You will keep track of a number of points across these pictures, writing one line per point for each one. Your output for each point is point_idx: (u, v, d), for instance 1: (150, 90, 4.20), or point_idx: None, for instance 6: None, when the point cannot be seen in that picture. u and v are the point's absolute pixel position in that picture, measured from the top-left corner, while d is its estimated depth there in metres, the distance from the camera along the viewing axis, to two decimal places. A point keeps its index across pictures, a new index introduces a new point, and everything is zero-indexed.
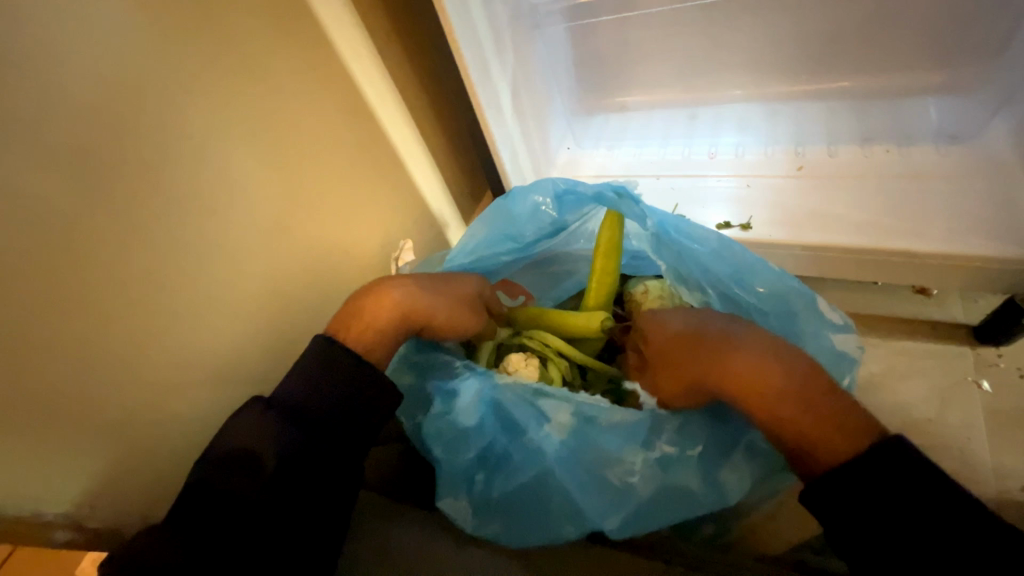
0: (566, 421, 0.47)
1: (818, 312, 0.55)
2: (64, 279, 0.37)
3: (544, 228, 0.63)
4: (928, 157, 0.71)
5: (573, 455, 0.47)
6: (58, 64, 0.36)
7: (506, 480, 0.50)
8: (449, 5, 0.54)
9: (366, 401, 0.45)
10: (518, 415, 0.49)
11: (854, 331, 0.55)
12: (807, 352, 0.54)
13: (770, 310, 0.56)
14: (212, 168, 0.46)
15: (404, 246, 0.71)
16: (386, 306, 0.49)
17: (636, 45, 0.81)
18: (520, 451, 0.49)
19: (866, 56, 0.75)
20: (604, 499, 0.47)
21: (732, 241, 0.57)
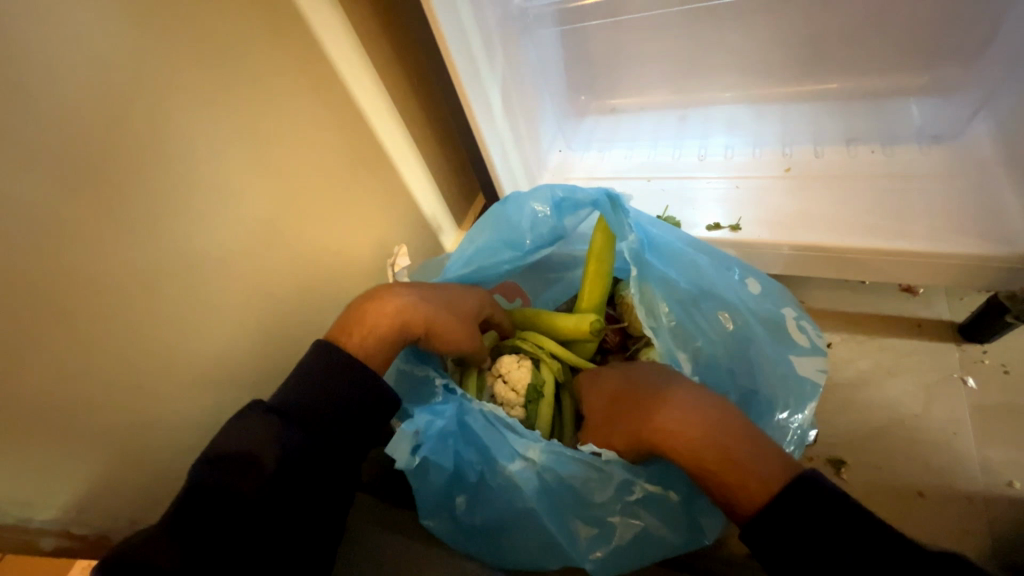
0: (536, 456, 0.49)
1: (788, 334, 0.58)
2: (47, 284, 0.36)
3: (544, 235, 0.64)
4: (912, 157, 0.71)
5: (545, 486, 0.50)
6: (41, 65, 0.35)
7: (483, 507, 0.52)
8: (439, 7, 0.53)
9: (367, 404, 0.45)
10: (492, 445, 0.51)
11: (816, 353, 0.57)
12: (771, 373, 0.56)
13: (734, 335, 0.58)
14: (201, 172, 0.46)
15: (398, 251, 0.72)
16: (385, 312, 0.49)
17: (626, 48, 0.82)
18: (495, 482, 0.51)
19: (851, 58, 0.76)
20: (566, 533, 0.51)
21: (697, 264, 0.59)
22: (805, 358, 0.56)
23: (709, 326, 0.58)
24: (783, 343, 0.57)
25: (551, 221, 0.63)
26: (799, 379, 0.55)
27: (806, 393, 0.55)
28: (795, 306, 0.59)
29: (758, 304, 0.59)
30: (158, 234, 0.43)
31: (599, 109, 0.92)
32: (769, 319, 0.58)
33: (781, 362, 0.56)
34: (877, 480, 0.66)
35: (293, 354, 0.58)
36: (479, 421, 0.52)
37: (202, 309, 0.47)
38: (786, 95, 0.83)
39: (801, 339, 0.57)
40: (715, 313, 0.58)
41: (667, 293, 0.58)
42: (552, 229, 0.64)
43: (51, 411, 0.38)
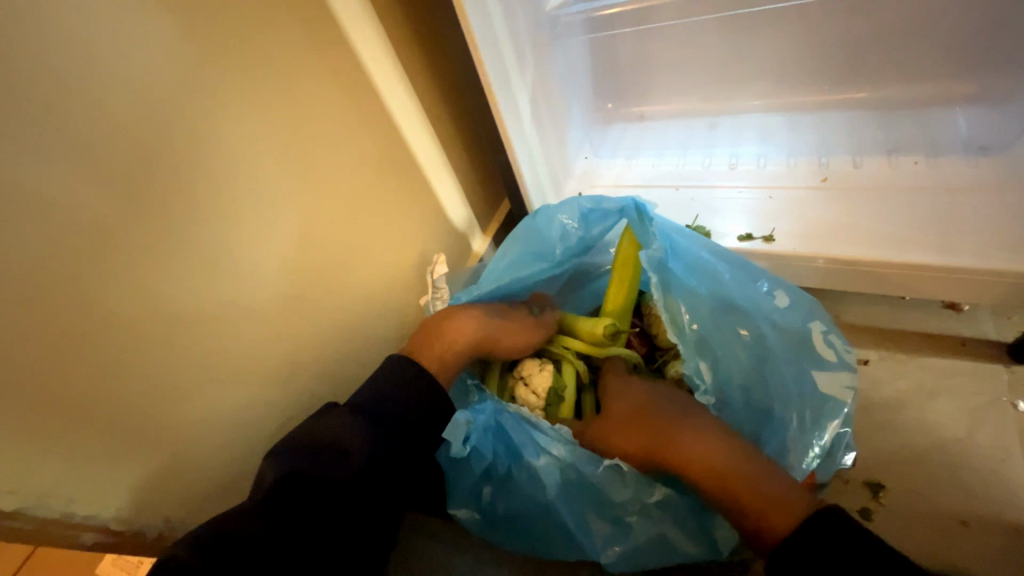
0: (561, 452, 0.50)
1: (815, 350, 0.56)
2: (92, 284, 0.38)
3: (571, 245, 0.64)
4: (957, 168, 0.69)
5: (569, 481, 0.51)
6: (92, 74, 0.36)
7: (509, 498, 0.54)
8: (472, 16, 0.54)
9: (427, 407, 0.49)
10: (519, 441, 0.52)
11: (843, 372, 0.54)
12: (790, 390, 0.54)
13: (754, 350, 0.56)
14: (238, 177, 0.47)
15: (436, 256, 0.71)
16: (461, 335, 0.55)
17: (656, 56, 0.81)
18: (522, 474, 0.53)
19: (890, 66, 0.74)
20: (595, 532, 0.51)
21: (719, 276, 0.58)
22: (830, 375, 0.55)
23: (732, 337, 0.56)
24: (808, 358, 0.56)
25: (577, 232, 0.64)
26: (822, 396, 0.54)
27: (829, 412, 0.53)
28: (825, 321, 0.58)
29: (783, 318, 0.58)
30: (197, 239, 0.44)
31: (625, 116, 0.91)
32: (794, 333, 0.57)
33: (804, 378, 0.55)
34: (917, 507, 0.63)
35: (322, 358, 0.59)
36: (507, 417, 0.53)
37: (236, 312, 0.48)
38: (822, 104, 0.80)
39: (829, 354, 0.56)
40: (735, 326, 0.57)
41: (691, 302, 0.56)
42: (580, 240, 0.64)
43: (92, 410, 0.39)
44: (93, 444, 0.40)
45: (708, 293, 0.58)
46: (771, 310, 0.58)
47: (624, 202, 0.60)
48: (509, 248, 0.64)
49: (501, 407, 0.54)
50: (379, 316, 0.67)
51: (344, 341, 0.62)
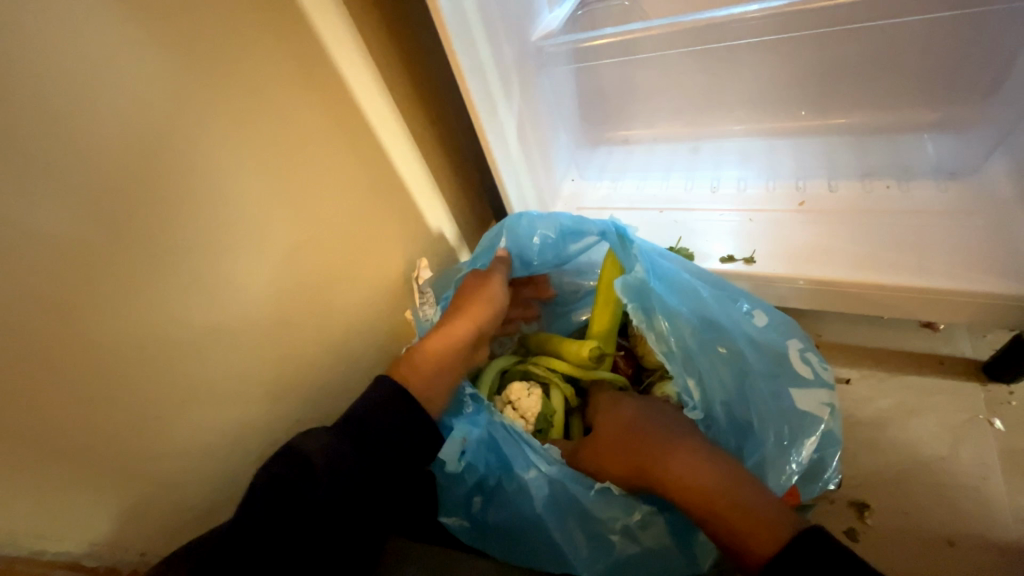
0: (550, 468, 0.51)
1: (793, 367, 0.58)
2: (69, 313, 0.37)
3: (547, 255, 0.66)
4: (928, 193, 0.71)
5: (556, 496, 0.52)
6: (86, 105, 0.36)
7: (499, 510, 0.54)
8: (458, 47, 0.55)
9: (410, 424, 0.48)
10: (510, 454, 0.53)
11: (821, 387, 0.56)
12: (774, 408, 0.55)
13: (736, 370, 0.56)
14: (228, 203, 0.47)
15: (421, 265, 0.73)
16: (431, 344, 0.56)
17: (639, 84, 0.84)
18: (512, 486, 0.54)
19: (862, 96, 0.77)
20: (579, 546, 0.51)
21: (699, 296, 0.59)
22: (808, 392, 0.56)
23: (715, 357, 0.56)
24: (787, 376, 0.57)
25: (552, 243, 0.65)
26: (802, 413, 0.55)
27: (809, 428, 0.54)
28: (801, 339, 0.60)
29: (761, 335, 0.59)
30: (184, 266, 0.44)
31: (610, 139, 0.93)
32: (771, 351, 0.58)
33: (784, 396, 0.56)
34: (902, 526, 0.64)
35: (306, 381, 0.59)
36: (499, 432, 0.54)
37: (220, 338, 0.48)
38: (797, 129, 0.84)
39: (806, 371, 0.57)
40: (716, 345, 0.57)
41: (674, 320, 0.56)
42: (556, 251, 0.66)
43: (66, 440, 0.38)
44: (66, 476, 0.39)
45: (691, 312, 0.58)
46: (750, 329, 0.59)
47: (603, 223, 0.60)
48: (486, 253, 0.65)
49: (493, 420, 0.54)
50: (365, 338, 0.67)
51: (329, 364, 0.62)
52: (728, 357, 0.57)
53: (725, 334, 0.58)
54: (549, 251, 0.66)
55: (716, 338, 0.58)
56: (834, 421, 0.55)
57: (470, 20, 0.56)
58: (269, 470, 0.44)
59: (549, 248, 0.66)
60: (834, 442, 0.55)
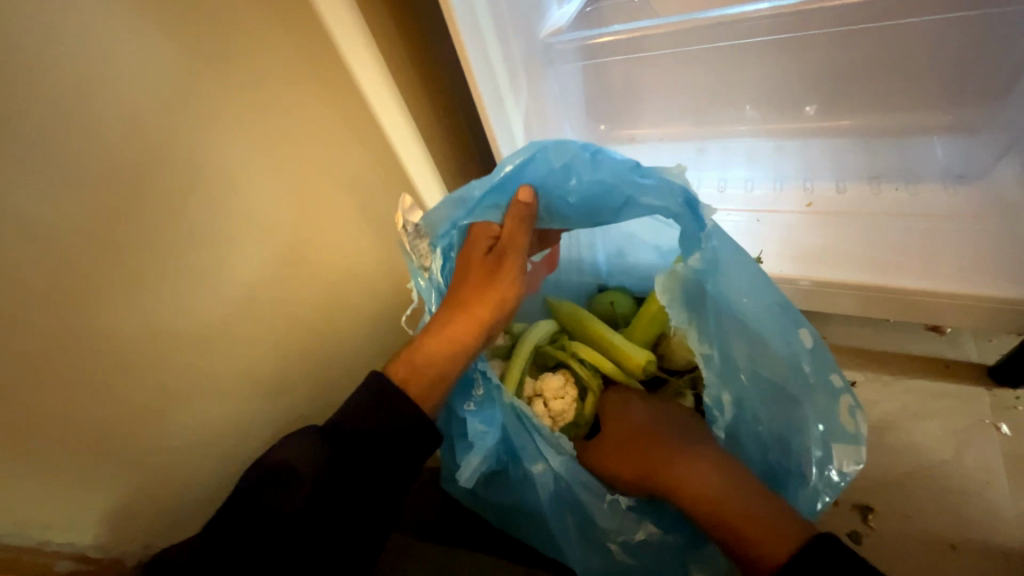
0: (556, 467, 0.50)
1: (834, 411, 0.49)
2: (73, 307, 0.37)
3: (589, 212, 0.54)
4: (937, 196, 0.71)
5: (561, 492, 0.51)
6: (91, 96, 0.36)
7: (502, 488, 0.55)
8: (468, 43, 0.55)
9: (406, 430, 0.44)
10: (520, 446, 0.51)
11: (860, 444, 0.48)
12: (777, 434, 0.51)
13: (758, 387, 0.51)
14: (234, 197, 0.46)
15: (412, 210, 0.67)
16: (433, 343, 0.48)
17: (645, 84, 0.83)
18: (518, 473, 0.53)
19: (871, 99, 0.76)
20: (572, 537, 0.52)
21: (768, 300, 0.49)
22: (841, 444, 0.49)
23: (739, 380, 0.51)
24: (820, 420, 0.50)
25: (602, 193, 0.52)
26: (826, 464, 0.49)
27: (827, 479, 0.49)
28: (844, 379, 0.49)
29: (823, 365, 0.49)
30: (191, 261, 0.44)
31: (616, 138, 0.93)
32: (813, 387, 0.50)
33: (810, 440, 0.50)
34: (906, 530, 0.63)
35: (309, 375, 0.58)
36: (509, 426, 0.51)
37: (226, 332, 0.48)
38: (806, 131, 0.83)
39: (847, 421, 0.49)
40: (755, 356, 0.51)
41: (715, 314, 0.50)
42: (601, 210, 0.54)
43: (72, 435, 0.38)
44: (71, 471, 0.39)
45: (742, 314, 0.50)
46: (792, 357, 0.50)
47: (680, 201, 0.48)
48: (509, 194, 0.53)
49: (506, 406, 0.50)
50: (369, 333, 0.67)
51: (332, 360, 0.61)
52: (761, 377, 0.51)
53: (776, 349, 0.50)
54: (591, 206, 0.53)
55: (761, 347, 0.51)
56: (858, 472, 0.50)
57: (480, 16, 0.56)
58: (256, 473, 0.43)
59: (594, 202, 0.53)
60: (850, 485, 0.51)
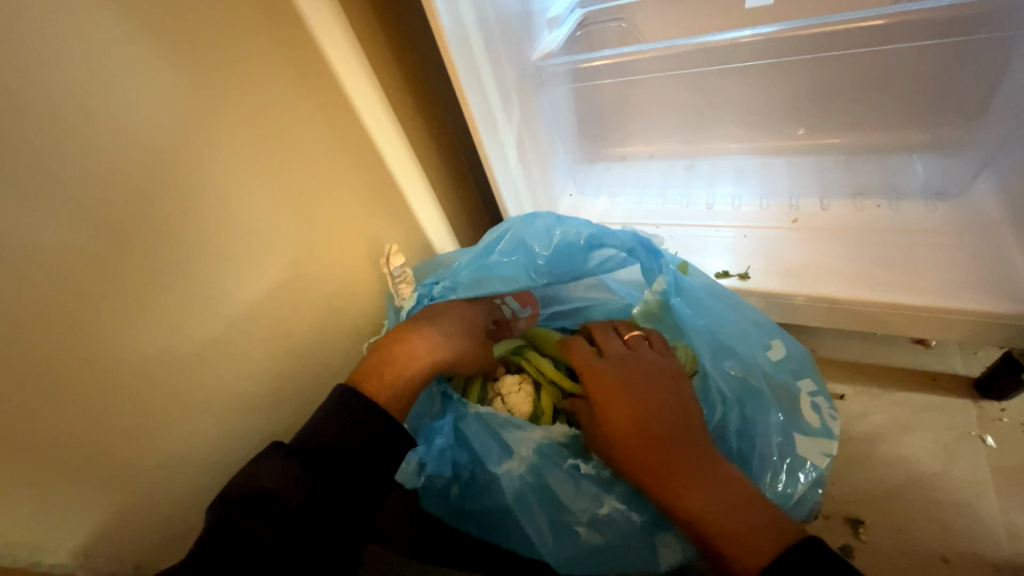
0: (522, 453, 0.53)
1: (796, 408, 0.56)
2: (68, 328, 0.37)
3: (560, 265, 0.63)
4: (918, 212, 0.73)
5: (527, 487, 0.52)
6: (93, 125, 0.37)
7: (474, 499, 0.56)
8: (460, 68, 0.57)
9: (373, 439, 0.45)
10: (482, 447, 0.55)
11: (827, 439, 0.54)
12: (763, 441, 0.54)
13: (737, 396, 0.56)
14: (228, 219, 0.47)
15: (392, 249, 0.65)
16: (416, 363, 0.52)
17: (635, 104, 0.86)
18: (484, 479, 0.55)
19: (852, 118, 0.79)
20: (548, 537, 0.52)
21: (724, 320, 0.60)
22: (811, 440, 0.54)
23: (721, 377, 0.56)
24: (793, 418, 0.55)
25: (572, 250, 0.63)
26: (800, 457, 0.53)
27: (804, 473, 0.52)
28: (813, 382, 0.58)
29: (777, 373, 0.57)
30: (187, 277, 0.45)
31: (607, 155, 0.96)
32: (783, 389, 0.56)
33: (786, 436, 0.54)
34: (897, 543, 0.64)
35: (304, 392, 0.59)
36: (474, 423, 0.55)
37: (223, 349, 0.49)
38: (792, 149, 0.86)
39: (813, 418, 0.55)
40: (726, 368, 0.57)
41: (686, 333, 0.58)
42: (570, 262, 0.63)
43: (68, 449, 0.39)
44: (67, 487, 0.39)
45: (708, 333, 0.59)
46: (765, 363, 0.57)
47: (631, 240, 0.60)
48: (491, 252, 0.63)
49: (466, 412, 0.56)
50: (364, 349, 0.67)
51: (327, 376, 0.62)
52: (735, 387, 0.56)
53: (738, 360, 0.57)
54: (561, 259, 0.63)
55: (727, 360, 0.58)
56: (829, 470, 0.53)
57: (470, 39, 0.58)
58: (221, 508, 0.40)
59: (562, 255, 0.63)
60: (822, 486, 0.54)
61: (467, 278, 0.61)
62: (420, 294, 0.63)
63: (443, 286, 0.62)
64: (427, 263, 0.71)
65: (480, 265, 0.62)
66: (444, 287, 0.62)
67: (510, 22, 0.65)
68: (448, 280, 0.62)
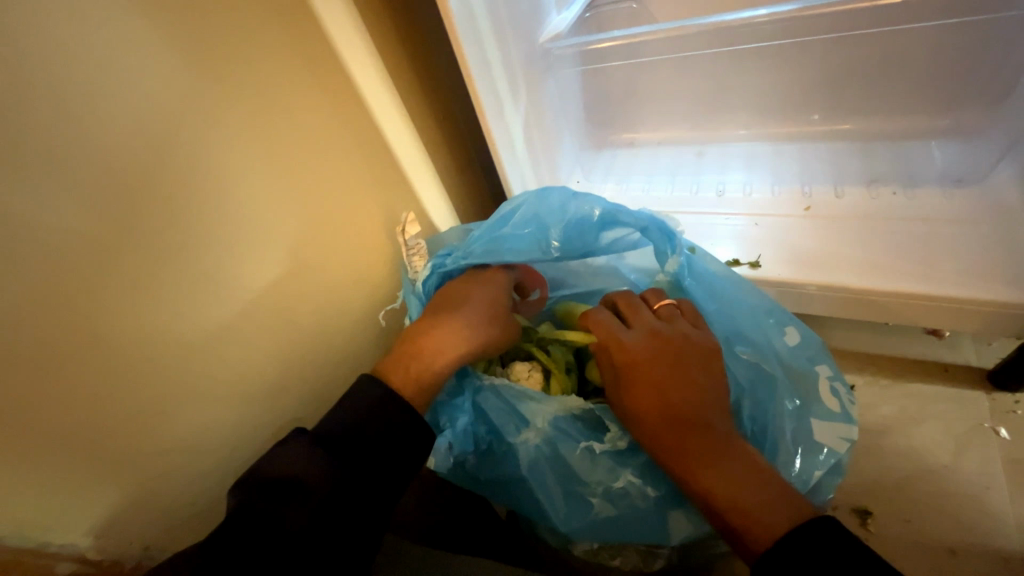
0: (540, 426, 0.52)
1: (814, 393, 0.54)
2: (74, 311, 0.37)
3: (571, 241, 0.62)
4: (935, 200, 0.71)
5: (544, 458, 0.53)
6: (95, 104, 0.36)
7: (491, 467, 0.57)
8: (468, 48, 0.55)
9: (396, 427, 0.45)
10: (499, 421, 0.54)
11: (845, 423, 0.53)
12: (778, 426, 0.52)
13: (750, 380, 0.55)
14: (233, 202, 0.47)
15: (407, 218, 0.67)
16: (442, 359, 0.51)
17: (645, 88, 0.84)
18: (502, 449, 0.55)
19: (868, 102, 0.77)
20: (563, 507, 0.53)
21: (739, 304, 0.59)
22: (829, 425, 0.53)
23: (735, 360, 0.56)
24: (810, 404, 0.54)
25: (584, 228, 0.62)
26: (817, 443, 0.52)
27: (822, 459, 0.51)
28: (830, 367, 0.57)
29: (793, 359, 0.57)
30: (192, 261, 0.44)
31: (616, 141, 0.94)
32: (800, 374, 0.56)
33: (803, 421, 0.53)
34: (905, 534, 0.63)
35: (310, 378, 0.59)
36: (491, 397, 0.54)
37: (229, 333, 0.48)
38: (805, 135, 0.84)
39: (831, 403, 0.54)
40: (740, 352, 0.57)
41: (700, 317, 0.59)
42: (581, 239, 0.63)
43: (75, 433, 0.38)
44: (75, 471, 0.39)
45: (723, 319, 0.59)
46: (780, 350, 0.57)
47: (647, 220, 0.58)
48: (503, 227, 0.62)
49: (482, 385, 0.54)
50: (369, 336, 0.67)
51: (333, 363, 0.62)
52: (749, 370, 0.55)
53: (752, 344, 0.57)
54: (572, 235, 0.62)
55: (741, 345, 0.57)
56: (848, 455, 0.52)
57: (478, 18, 0.56)
58: (243, 493, 0.39)
59: (574, 230, 0.62)
60: (842, 472, 0.52)
61: (480, 250, 0.60)
62: (434, 264, 0.61)
63: (455, 257, 0.60)
64: (439, 236, 0.71)
65: (492, 237, 0.61)
66: (457, 258, 0.60)
67: (519, 2, 0.64)
68: (462, 250, 0.61)
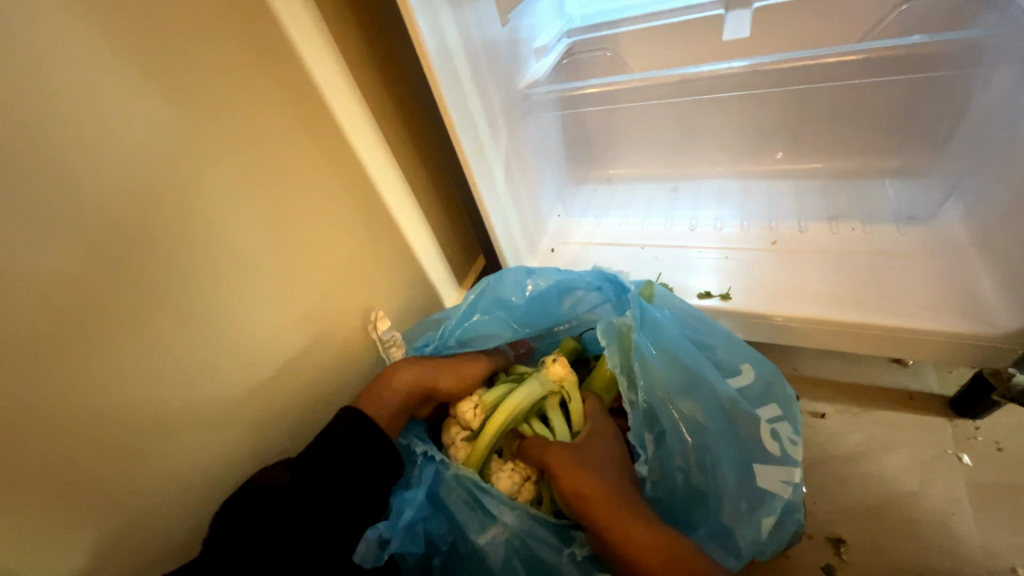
0: (503, 520, 0.52)
1: (757, 441, 0.56)
2: (50, 346, 0.37)
3: (537, 312, 0.67)
4: (892, 236, 0.75)
5: (513, 553, 0.52)
6: (88, 148, 0.38)
7: (456, 574, 0.54)
8: (448, 95, 0.59)
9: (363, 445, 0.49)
10: (464, 516, 0.53)
11: (784, 465, 0.55)
12: (725, 482, 0.54)
13: (693, 435, 0.55)
14: (219, 240, 0.48)
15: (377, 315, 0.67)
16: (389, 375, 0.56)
17: (622, 127, 0.90)
18: (468, 550, 0.53)
19: (827, 144, 0.83)
20: None
21: (682, 352, 0.59)
22: (771, 467, 0.56)
23: (677, 415, 0.56)
24: (752, 449, 0.56)
25: (547, 299, 0.67)
26: (761, 489, 0.55)
27: (766, 506, 0.54)
28: (779, 408, 0.59)
29: (736, 403, 0.57)
30: (173, 298, 0.45)
31: (594, 178, 0.99)
32: (743, 420, 0.57)
33: (745, 468, 0.56)
34: (879, 563, 0.64)
35: (296, 417, 0.59)
36: (449, 488, 0.54)
37: (208, 369, 0.48)
38: (773, 173, 0.89)
39: (773, 446, 0.56)
40: (684, 404, 0.57)
41: (647, 369, 0.57)
42: (546, 308, 0.67)
43: (45, 473, 0.38)
44: (45, 508, 0.38)
45: (667, 367, 0.58)
46: (725, 392, 0.57)
47: (598, 279, 0.65)
48: (475, 306, 0.65)
49: (446, 473, 0.54)
50: (354, 371, 0.67)
51: (317, 399, 0.62)
52: (694, 425, 0.56)
53: (693, 395, 0.57)
54: (540, 307, 0.66)
55: (682, 398, 0.57)
56: (796, 495, 0.55)
57: (457, 65, 0.59)
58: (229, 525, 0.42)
59: (541, 302, 0.66)
60: (796, 510, 0.56)
61: (458, 339, 0.63)
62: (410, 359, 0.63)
63: (435, 346, 0.62)
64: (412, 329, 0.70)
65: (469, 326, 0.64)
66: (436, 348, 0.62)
67: (497, 50, 0.68)
68: (439, 341, 0.63)
